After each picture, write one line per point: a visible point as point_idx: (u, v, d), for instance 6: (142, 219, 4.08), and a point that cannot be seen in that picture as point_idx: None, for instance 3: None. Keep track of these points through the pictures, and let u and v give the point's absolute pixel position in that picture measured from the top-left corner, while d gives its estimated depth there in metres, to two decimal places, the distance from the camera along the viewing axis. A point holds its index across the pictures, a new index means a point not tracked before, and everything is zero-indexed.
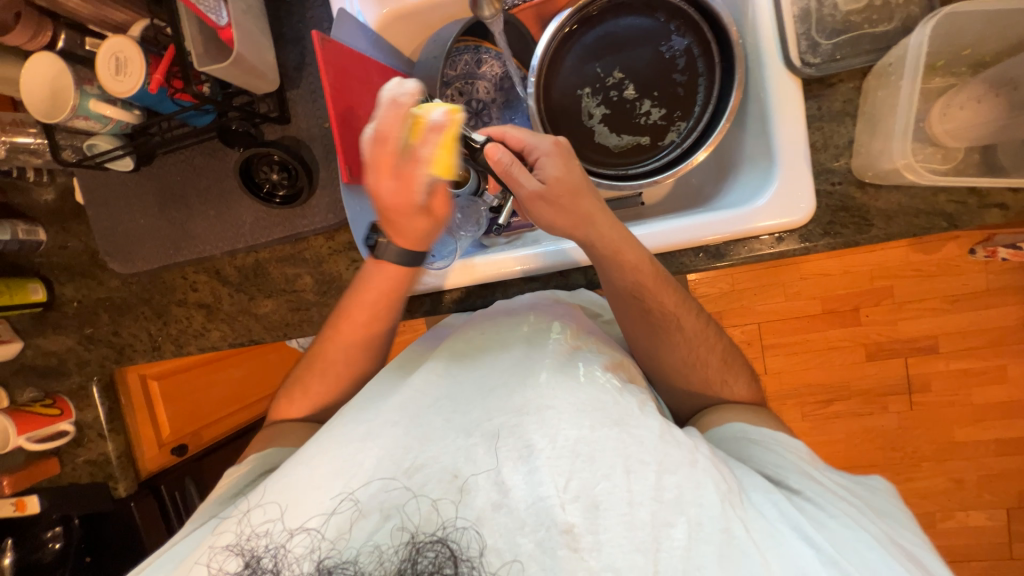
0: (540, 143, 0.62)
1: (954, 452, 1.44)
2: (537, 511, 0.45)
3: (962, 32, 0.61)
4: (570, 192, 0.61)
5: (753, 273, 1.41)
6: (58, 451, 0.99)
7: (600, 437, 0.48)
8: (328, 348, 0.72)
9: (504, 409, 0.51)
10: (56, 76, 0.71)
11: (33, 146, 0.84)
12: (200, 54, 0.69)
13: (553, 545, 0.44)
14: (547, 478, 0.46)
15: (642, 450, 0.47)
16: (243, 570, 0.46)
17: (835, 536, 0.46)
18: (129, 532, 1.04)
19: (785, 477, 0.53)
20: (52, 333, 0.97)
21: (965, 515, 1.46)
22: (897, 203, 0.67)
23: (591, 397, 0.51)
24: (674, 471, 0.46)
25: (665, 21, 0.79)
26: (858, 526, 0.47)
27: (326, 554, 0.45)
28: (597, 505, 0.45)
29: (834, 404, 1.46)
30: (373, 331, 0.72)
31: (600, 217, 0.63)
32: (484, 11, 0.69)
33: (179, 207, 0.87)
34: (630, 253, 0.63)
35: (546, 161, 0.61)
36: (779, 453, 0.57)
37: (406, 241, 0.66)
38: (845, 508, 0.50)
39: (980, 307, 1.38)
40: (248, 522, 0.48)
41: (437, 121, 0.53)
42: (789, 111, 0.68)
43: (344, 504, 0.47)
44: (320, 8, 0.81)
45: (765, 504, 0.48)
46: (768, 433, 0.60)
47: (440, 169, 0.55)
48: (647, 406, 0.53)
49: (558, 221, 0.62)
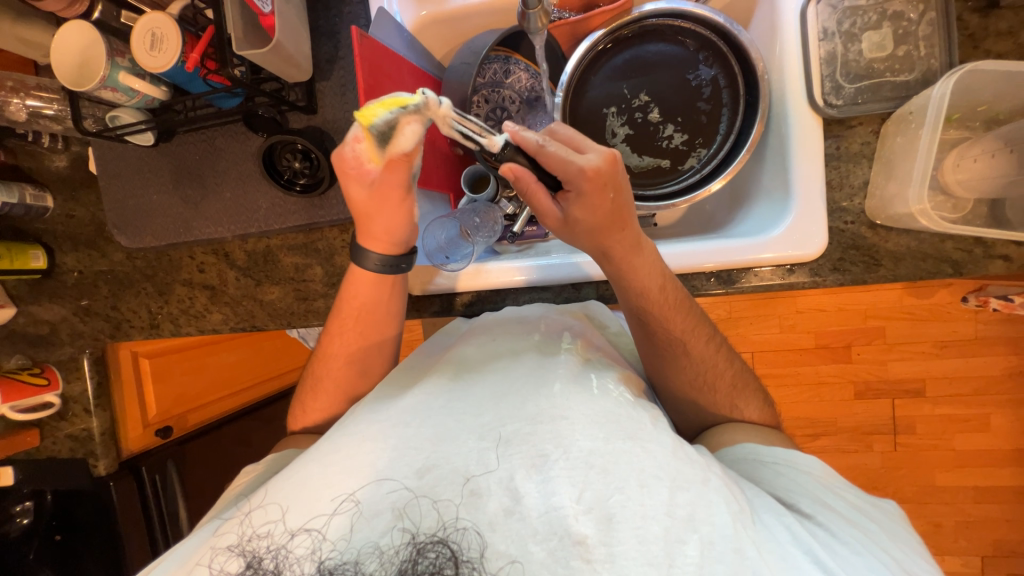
0: (572, 177, 0.56)
1: (934, 496, 1.46)
2: (549, 520, 0.45)
3: (979, 89, 0.64)
4: (596, 232, 0.60)
5: (752, 303, 1.43)
6: (39, 423, 0.96)
7: (614, 449, 0.48)
8: (339, 347, 0.72)
9: (517, 416, 0.51)
10: (84, 46, 0.71)
11: (49, 111, 0.84)
12: (241, 38, 0.69)
13: (566, 556, 0.43)
14: (560, 488, 0.46)
15: (656, 467, 0.47)
16: (244, 571, 0.45)
17: (846, 562, 0.46)
18: (105, 512, 1.01)
19: (796, 501, 0.54)
20: (48, 302, 0.95)
21: (940, 559, 1.48)
22: (906, 246, 0.69)
23: (603, 409, 0.52)
24: (687, 488, 0.46)
25: (695, 50, 0.81)
26: (869, 553, 0.48)
27: (328, 555, 0.44)
28: (611, 518, 0.45)
29: (821, 438, 1.48)
30: (385, 320, 0.73)
31: (625, 253, 0.61)
32: (531, 23, 0.68)
33: (195, 185, 0.86)
34: (652, 281, 0.63)
35: (574, 202, 0.58)
36: (790, 477, 0.57)
37: (379, 248, 0.69)
38: (859, 536, 0.50)
39: (968, 355, 1.41)
40: (248, 523, 0.48)
41: (409, 138, 0.57)
42: (810, 147, 0.70)
43: (345, 506, 0.46)
44: (358, 5, 0.82)
45: (777, 526, 0.47)
46: (780, 455, 0.60)
47: (371, 153, 0.59)
48: (660, 421, 0.53)
49: (576, 245, 0.64)
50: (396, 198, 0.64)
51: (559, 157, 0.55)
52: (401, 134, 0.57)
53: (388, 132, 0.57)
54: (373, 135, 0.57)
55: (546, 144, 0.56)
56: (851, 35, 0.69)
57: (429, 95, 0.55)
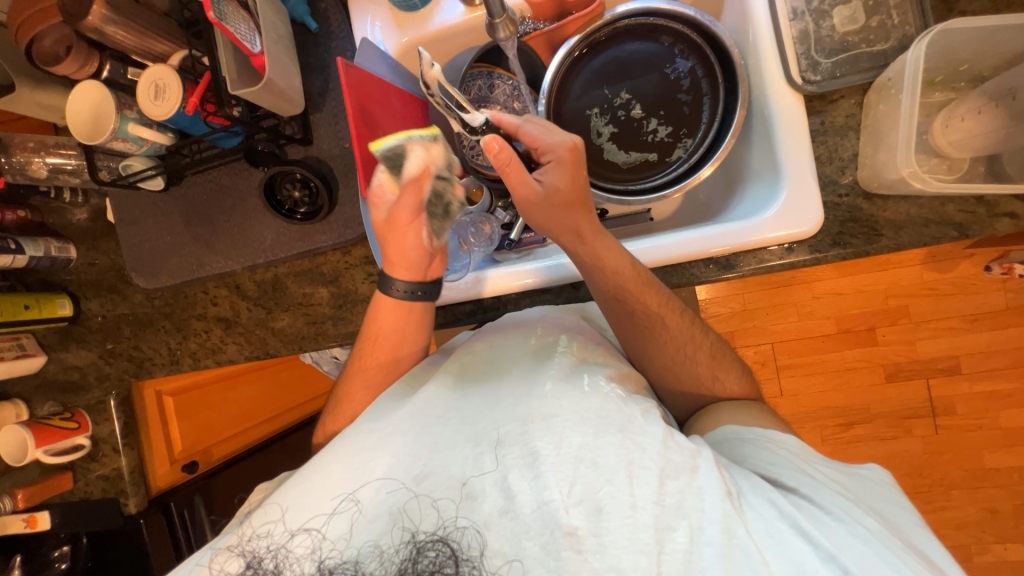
0: (555, 149, 0.62)
1: (986, 479, 1.38)
2: (541, 515, 0.47)
3: (959, 49, 0.64)
4: (568, 203, 0.63)
5: (764, 292, 1.41)
6: (72, 465, 1.00)
7: (603, 444, 0.49)
8: (363, 380, 0.70)
9: (509, 418, 0.52)
10: (95, 104, 0.76)
11: (69, 166, 0.90)
12: (234, 79, 0.74)
13: (557, 547, 0.46)
14: (550, 484, 0.47)
15: (644, 457, 0.48)
16: (245, 569, 0.49)
17: (832, 532, 0.46)
18: (137, 551, 1.03)
19: (778, 475, 0.53)
20: (75, 348, 0.99)
21: (1002, 547, 1.39)
22: (905, 213, 0.67)
23: (593, 405, 0.52)
24: (676, 476, 0.48)
25: (670, 45, 0.82)
26: (853, 520, 0.47)
27: (327, 554, 0.48)
28: (600, 510, 0.47)
29: (855, 427, 1.42)
30: (410, 345, 0.71)
31: (591, 228, 0.64)
32: (499, 34, 0.70)
33: (204, 224, 0.91)
34: (619, 257, 0.64)
35: (552, 173, 0.62)
36: (772, 452, 0.56)
37: (404, 273, 0.70)
38: (843, 502, 0.49)
39: (1000, 326, 1.35)
40: (250, 525, 0.51)
41: (415, 159, 0.63)
42: (793, 125, 0.70)
43: (345, 505, 0.49)
44: (345, 39, 0.86)
45: (761, 503, 0.48)
46: (759, 431, 0.59)
47: (392, 183, 0.66)
48: (651, 413, 0.53)
49: (547, 224, 0.65)
50: (409, 218, 0.67)
51: (540, 133, 0.64)
52: (409, 157, 0.63)
53: (400, 157, 0.64)
54: (384, 161, 0.64)
55: (529, 124, 0.65)
56: (821, 13, 0.70)
57: (424, 54, 0.62)
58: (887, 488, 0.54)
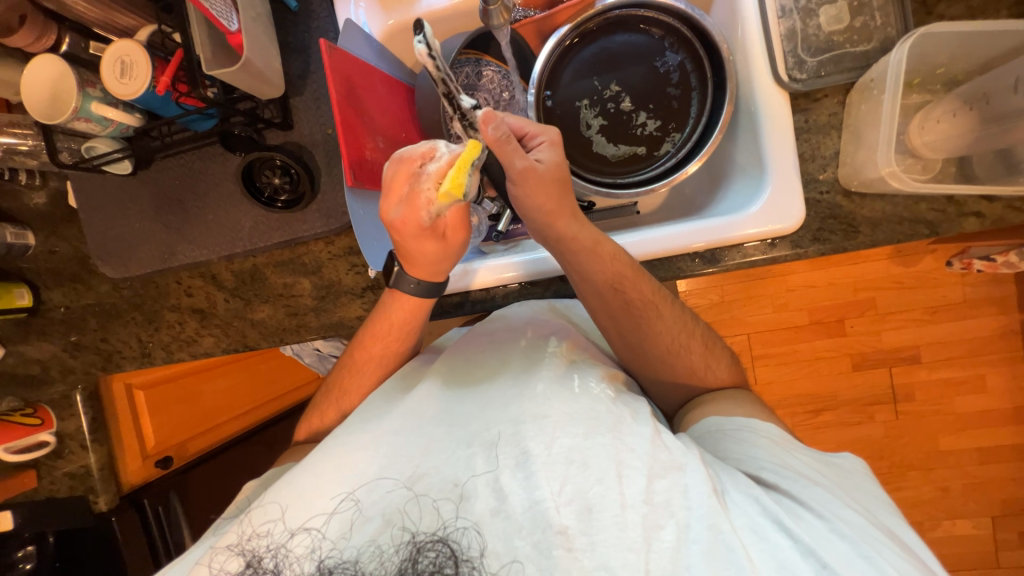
0: (545, 130, 0.65)
1: (940, 460, 1.47)
2: (532, 515, 0.47)
3: (935, 52, 0.66)
4: (562, 180, 0.64)
5: (742, 284, 1.45)
6: (35, 463, 0.95)
7: (592, 444, 0.50)
8: (354, 377, 0.70)
9: (500, 418, 0.52)
10: (54, 80, 0.71)
11: (24, 147, 0.84)
12: (209, 59, 0.70)
13: (548, 546, 0.46)
14: (541, 484, 0.48)
15: (632, 456, 0.50)
16: (245, 569, 0.48)
17: (811, 526, 0.48)
18: (109, 549, 1.00)
19: (760, 471, 0.55)
20: (36, 341, 0.94)
21: (952, 523, 1.49)
22: (881, 211, 0.70)
23: (584, 406, 0.53)
24: (664, 475, 0.49)
25: (660, 38, 0.82)
26: (833, 516, 0.49)
27: (327, 555, 0.47)
28: (590, 509, 0.47)
29: (823, 414, 1.49)
30: (400, 344, 0.70)
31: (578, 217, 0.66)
32: (493, 20, 0.69)
33: (176, 211, 0.86)
34: (610, 253, 0.65)
35: (546, 150, 0.64)
36: (754, 446, 0.58)
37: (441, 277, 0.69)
38: (820, 495, 0.51)
39: (958, 317, 1.43)
40: (249, 523, 0.50)
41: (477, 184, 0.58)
42: (779, 122, 0.71)
43: (345, 505, 0.49)
44: (326, 19, 0.83)
45: (746, 501, 0.49)
46: (741, 422, 0.61)
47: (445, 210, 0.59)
48: (639, 414, 0.54)
49: (544, 204, 0.63)
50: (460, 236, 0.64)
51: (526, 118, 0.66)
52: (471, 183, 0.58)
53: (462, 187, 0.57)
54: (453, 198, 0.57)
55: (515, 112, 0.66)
56: (808, 11, 0.71)
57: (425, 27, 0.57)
58: (858, 474, 0.57)
